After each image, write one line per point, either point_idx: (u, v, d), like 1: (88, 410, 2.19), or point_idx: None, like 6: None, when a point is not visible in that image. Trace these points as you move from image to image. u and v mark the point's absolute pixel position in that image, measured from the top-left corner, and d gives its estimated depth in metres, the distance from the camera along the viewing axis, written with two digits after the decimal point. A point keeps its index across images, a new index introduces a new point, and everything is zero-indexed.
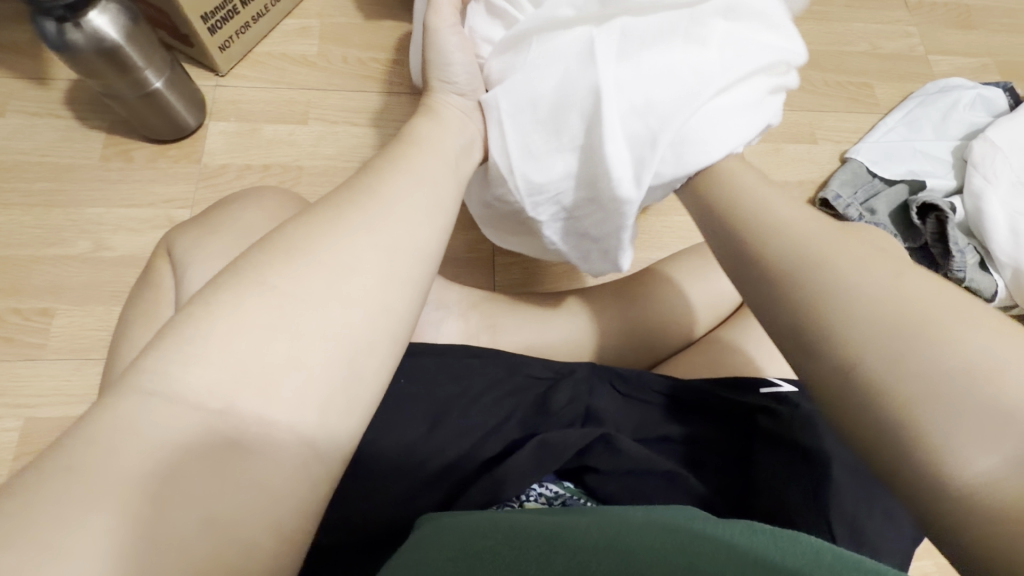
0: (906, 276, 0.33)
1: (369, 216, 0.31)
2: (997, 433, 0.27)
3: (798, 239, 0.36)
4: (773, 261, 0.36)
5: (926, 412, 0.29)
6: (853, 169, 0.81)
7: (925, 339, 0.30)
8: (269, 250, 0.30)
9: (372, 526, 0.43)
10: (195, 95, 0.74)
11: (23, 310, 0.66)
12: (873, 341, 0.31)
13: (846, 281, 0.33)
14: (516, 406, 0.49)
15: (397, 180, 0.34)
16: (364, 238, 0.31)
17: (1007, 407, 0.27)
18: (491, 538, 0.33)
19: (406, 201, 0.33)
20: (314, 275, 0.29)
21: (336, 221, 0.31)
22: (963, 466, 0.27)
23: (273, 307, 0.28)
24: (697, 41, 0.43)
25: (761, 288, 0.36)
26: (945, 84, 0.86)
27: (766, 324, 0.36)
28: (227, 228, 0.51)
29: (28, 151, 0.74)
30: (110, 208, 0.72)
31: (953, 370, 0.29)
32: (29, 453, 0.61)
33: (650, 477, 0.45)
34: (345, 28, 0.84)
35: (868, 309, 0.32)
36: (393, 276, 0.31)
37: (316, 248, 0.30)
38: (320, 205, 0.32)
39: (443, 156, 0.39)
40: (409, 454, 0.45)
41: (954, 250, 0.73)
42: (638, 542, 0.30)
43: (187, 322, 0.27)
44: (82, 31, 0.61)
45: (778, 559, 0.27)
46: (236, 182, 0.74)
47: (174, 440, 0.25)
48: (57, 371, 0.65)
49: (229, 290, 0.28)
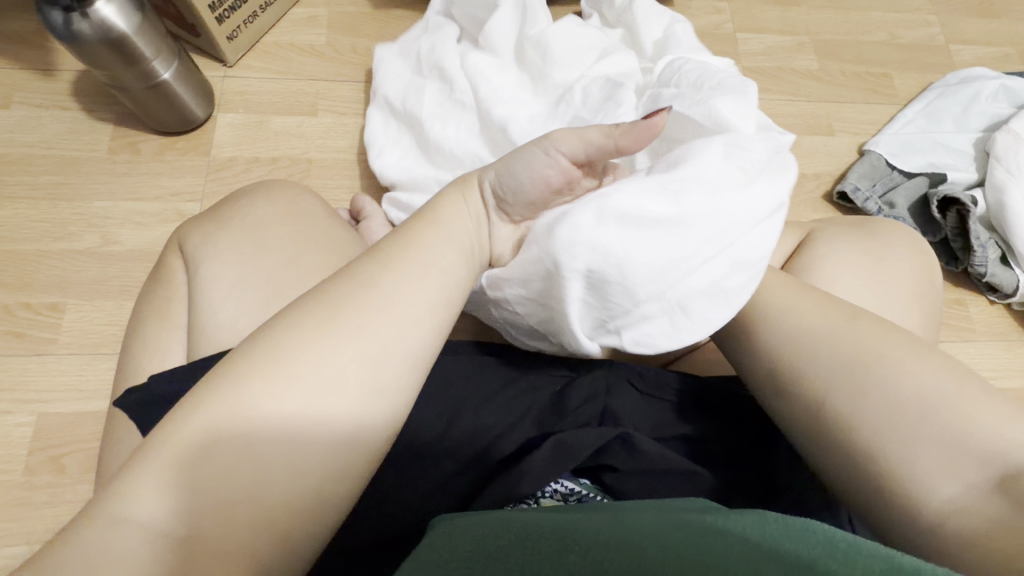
0: (861, 317, 0.42)
1: (361, 330, 0.34)
2: (953, 458, 0.34)
3: (771, 290, 0.45)
4: (747, 311, 0.45)
5: (892, 438, 0.36)
6: (871, 162, 0.79)
7: (881, 373, 0.38)
8: (259, 357, 0.33)
9: (389, 528, 0.43)
10: (203, 86, 0.73)
11: (33, 305, 0.66)
12: (835, 383, 0.39)
13: (807, 332, 0.42)
14: (530, 405, 0.49)
15: (392, 280, 0.36)
16: (340, 325, 0.34)
17: (959, 435, 0.34)
18: (505, 538, 0.32)
19: (401, 303, 0.36)
20: (285, 363, 0.32)
21: (323, 330, 0.33)
22: (935, 492, 0.34)
23: (265, 429, 0.31)
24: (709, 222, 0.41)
25: (743, 338, 0.45)
26: (966, 74, 0.84)
27: (747, 373, 0.44)
28: (238, 223, 0.50)
29: (33, 143, 0.73)
30: (117, 201, 0.71)
31: (908, 403, 0.36)
32: (41, 449, 0.61)
33: (668, 478, 0.44)
34: (354, 18, 0.83)
35: (837, 353, 0.40)
36: (371, 351, 0.34)
37: (299, 357, 0.33)
38: (310, 303, 0.35)
39: (450, 245, 0.40)
40: (425, 451, 0.45)
41: (975, 245, 0.72)
42: (654, 542, 0.29)
43: (181, 430, 0.31)
44: (89, 20, 0.60)
45: (792, 550, 0.27)
46: (245, 176, 0.73)
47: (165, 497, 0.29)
48: (67, 365, 0.64)
49: (232, 378, 0.32)
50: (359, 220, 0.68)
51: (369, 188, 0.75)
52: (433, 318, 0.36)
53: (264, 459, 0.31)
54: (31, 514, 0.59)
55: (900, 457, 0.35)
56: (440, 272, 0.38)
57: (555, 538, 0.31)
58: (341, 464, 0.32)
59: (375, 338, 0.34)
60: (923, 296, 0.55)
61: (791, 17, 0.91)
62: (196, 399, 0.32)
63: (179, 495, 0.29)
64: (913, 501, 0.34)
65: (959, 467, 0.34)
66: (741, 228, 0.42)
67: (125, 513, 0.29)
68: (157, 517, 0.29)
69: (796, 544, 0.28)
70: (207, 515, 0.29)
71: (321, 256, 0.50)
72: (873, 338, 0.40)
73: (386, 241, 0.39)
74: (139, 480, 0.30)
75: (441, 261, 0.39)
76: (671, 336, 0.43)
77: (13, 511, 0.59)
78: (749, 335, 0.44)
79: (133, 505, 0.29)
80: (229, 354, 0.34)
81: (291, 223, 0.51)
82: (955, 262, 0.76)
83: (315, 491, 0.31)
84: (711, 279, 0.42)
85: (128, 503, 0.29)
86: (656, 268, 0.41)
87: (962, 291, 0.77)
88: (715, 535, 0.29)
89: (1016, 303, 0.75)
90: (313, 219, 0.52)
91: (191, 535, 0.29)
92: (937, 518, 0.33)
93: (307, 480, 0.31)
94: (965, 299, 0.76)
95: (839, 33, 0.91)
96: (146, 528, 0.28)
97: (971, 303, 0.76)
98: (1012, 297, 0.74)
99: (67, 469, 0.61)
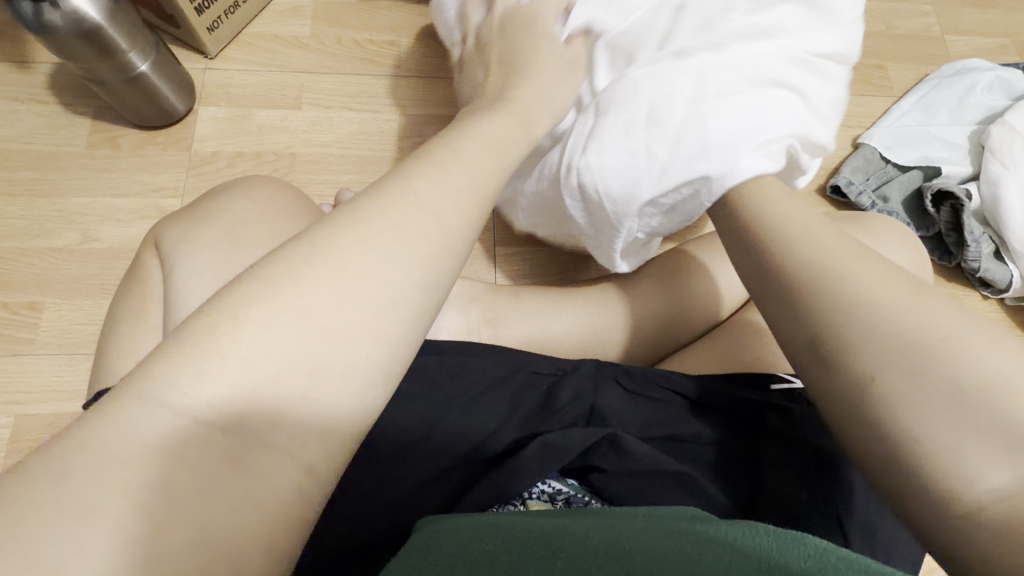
0: (928, 293, 0.36)
1: (405, 232, 0.30)
2: (1008, 452, 0.29)
3: (822, 249, 0.38)
4: (791, 271, 0.38)
5: (939, 425, 0.31)
6: (865, 155, 0.78)
7: (943, 354, 0.32)
8: (305, 250, 0.29)
9: (370, 533, 0.42)
10: (183, 79, 0.71)
11: (11, 304, 0.65)
12: (888, 356, 0.33)
13: (868, 293, 0.36)
14: (518, 404, 0.48)
15: (437, 188, 0.31)
16: (381, 233, 0.29)
17: (1016, 424, 0.30)
18: (492, 543, 0.31)
19: (444, 208, 0.31)
20: (317, 280, 0.27)
21: (374, 226, 0.29)
22: (979, 484, 0.29)
23: (296, 326, 0.27)
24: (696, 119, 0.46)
25: (782, 301, 0.38)
26: (962, 65, 0.83)
27: (785, 337, 0.38)
28: (215, 220, 0.49)
29: (11, 138, 0.71)
30: (97, 198, 0.70)
31: (970, 386, 0.31)
32: (19, 451, 0.60)
33: (657, 478, 0.43)
34: (339, 9, 0.81)
35: (896, 321, 0.34)
36: (401, 293, 0.29)
37: (346, 254, 0.28)
38: (367, 196, 0.31)
39: (491, 162, 0.35)
40: (407, 451, 0.44)
41: (969, 240, 0.72)
42: (632, 546, 0.29)
43: (213, 322, 0.26)
44: (59, 11, 0.58)
45: (781, 561, 0.27)
46: (227, 171, 0.72)
47: (160, 448, 0.24)
48: (46, 366, 0.63)
49: (249, 299, 0.27)
50: None
51: (354, 183, 0.73)
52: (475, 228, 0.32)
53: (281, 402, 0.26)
54: None
55: (948, 442, 0.31)
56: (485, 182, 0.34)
57: (546, 537, 0.31)
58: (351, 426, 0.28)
59: (417, 244, 0.30)
60: None
61: None
62: (226, 295, 0.27)
63: (206, 391, 0.25)
64: (949, 484, 0.30)
65: (1013, 455, 0.29)
66: (727, 142, 0.45)
67: (153, 403, 0.25)
68: (190, 410, 0.25)
69: (786, 556, 0.27)
70: (242, 414, 0.26)
71: None
72: (940, 315, 0.34)
73: (437, 145, 0.35)
74: (165, 369, 0.25)
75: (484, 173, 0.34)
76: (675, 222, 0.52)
77: None
78: (783, 294, 0.38)
79: (160, 398, 0.25)
80: (262, 258, 0.29)
81: (272, 221, 0.50)
82: (949, 256, 0.75)
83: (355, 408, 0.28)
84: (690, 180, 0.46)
85: (153, 395, 0.25)
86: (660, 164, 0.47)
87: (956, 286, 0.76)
88: (704, 544, 0.29)
89: (1009, 298, 0.74)
90: (294, 216, 0.51)
91: (221, 437, 0.25)
92: (977, 510, 0.29)
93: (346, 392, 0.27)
94: (958, 294, 0.76)
95: None
96: (178, 423, 0.25)
97: (964, 298, 0.76)
98: (1006, 292, 0.73)
99: None
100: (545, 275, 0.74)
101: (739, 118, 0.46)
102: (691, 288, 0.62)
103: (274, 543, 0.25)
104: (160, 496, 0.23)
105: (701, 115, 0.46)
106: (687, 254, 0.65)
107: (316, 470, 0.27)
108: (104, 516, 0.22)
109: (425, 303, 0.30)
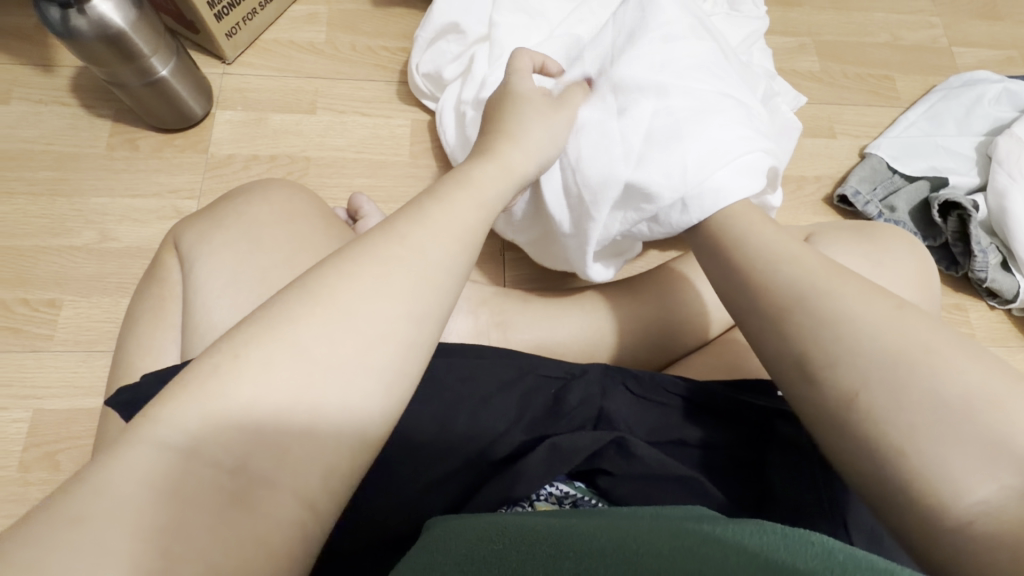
0: (907, 309, 0.37)
1: (392, 268, 0.32)
2: (992, 464, 0.31)
3: (805, 272, 0.40)
4: (773, 299, 0.40)
5: (924, 443, 0.32)
6: (872, 165, 0.79)
7: (927, 371, 0.34)
8: (298, 296, 0.31)
9: (382, 531, 0.43)
10: (202, 84, 0.73)
11: (30, 301, 0.66)
12: (874, 370, 0.34)
13: (852, 314, 0.37)
14: (527, 407, 0.49)
15: (425, 235, 0.34)
16: (376, 273, 0.32)
17: (1000, 438, 0.31)
18: (502, 542, 0.32)
19: (433, 253, 0.34)
20: (314, 319, 0.30)
21: (362, 267, 0.32)
22: (968, 497, 0.30)
23: (291, 361, 0.29)
24: (676, 140, 0.53)
25: (768, 329, 0.40)
26: (969, 77, 0.84)
27: (767, 360, 0.40)
28: (233, 221, 0.50)
29: (32, 139, 0.73)
30: (115, 198, 0.71)
31: (952, 399, 0.33)
32: (36, 445, 0.61)
33: (663, 483, 0.44)
34: (353, 16, 0.82)
35: (877, 343, 0.35)
36: (398, 325, 0.31)
37: (340, 299, 0.31)
38: (360, 243, 0.34)
39: (473, 210, 0.38)
40: (417, 452, 0.45)
41: (976, 250, 0.72)
42: (648, 545, 0.29)
43: (210, 366, 0.29)
44: (86, 17, 0.60)
45: (787, 563, 0.26)
46: (242, 173, 0.73)
47: (164, 482, 0.26)
48: (64, 362, 0.64)
49: (251, 340, 0.29)
50: (356, 219, 0.67)
51: (366, 186, 0.74)
52: (461, 269, 0.35)
53: (282, 433, 0.28)
54: (22, 512, 0.58)
55: (935, 457, 0.32)
56: (473, 228, 0.37)
57: (555, 535, 0.32)
58: (351, 449, 0.29)
59: (406, 276, 0.32)
60: (921, 301, 0.55)
61: (794, 19, 0.90)
62: (232, 337, 0.30)
63: (209, 432, 0.27)
64: (933, 500, 0.31)
65: (997, 466, 0.30)
66: (692, 152, 0.52)
67: (156, 444, 0.27)
68: (192, 448, 0.27)
69: (792, 558, 0.27)
70: (237, 448, 0.27)
71: (316, 255, 0.50)
72: (922, 334, 0.35)
73: (421, 199, 0.37)
74: (169, 412, 0.27)
75: (471, 223, 0.37)
76: (663, 229, 0.55)
77: (7, 508, 0.59)
78: (769, 319, 0.40)
79: (165, 439, 0.27)
80: (263, 303, 0.31)
81: (289, 222, 0.51)
82: (955, 267, 0.75)
83: (349, 437, 0.29)
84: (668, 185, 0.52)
85: (158, 436, 0.27)
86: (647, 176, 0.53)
87: (962, 296, 0.76)
88: (710, 545, 0.28)
89: (1016, 308, 0.75)
90: (310, 218, 0.52)
91: (221, 474, 0.27)
92: (967, 523, 0.30)
93: (342, 422, 0.29)
94: (964, 304, 0.76)
95: (842, 35, 0.90)
96: (179, 461, 0.26)
97: (970, 308, 0.76)
98: (1013, 302, 0.74)
99: (62, 466, 0.61)
100: (553, 280, 0.75)
101: (711, 141, 0.53)
102: (695, 295, 0.63)
103: (273, 552, 0.26)
104: (161, 530, 0.24)
105: (670, 129, 0.53)
106: (690, 263, 0.66)
107: (316, 504, 0.28)
108: (110, 550, 0.23)
109: (417, 336, 0.32)
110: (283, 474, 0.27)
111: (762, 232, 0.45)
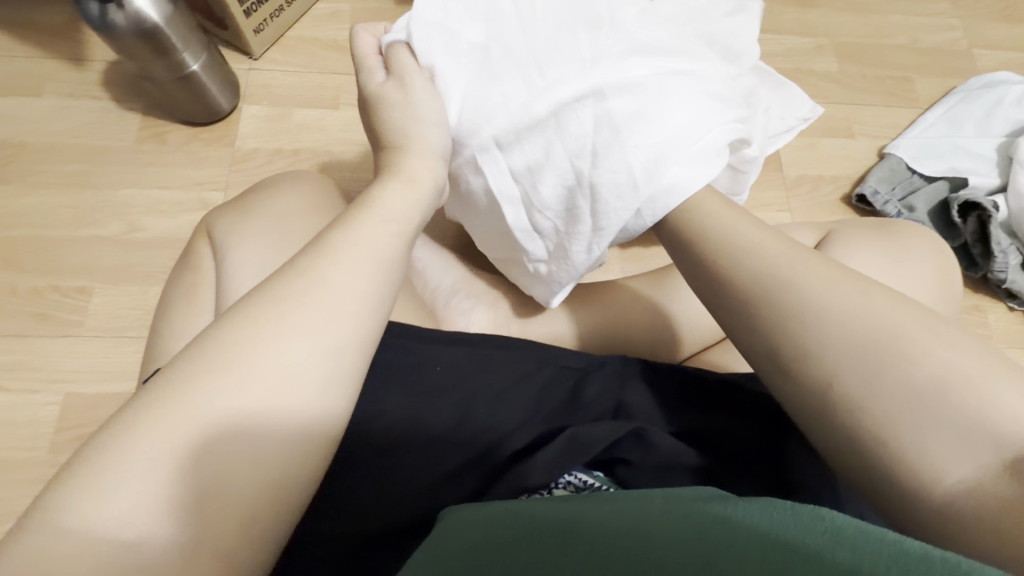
0: (873, 293, 0.36)
1: (290, 320, 0.33)
2: (966, 446, 0.31)
3: (767, 259, 0.38)
4: (745, 284, 0.38)
5: (900, 426, 0.33)
6: (890, 166, 0.79)
7: (894, 358, 0.34)
8: (191, 361, 0.32)
9: (408, 517, 0.44)
10: (229, 79, 0.74)
11: (60, 288, 0.68)
12: (846, 362, 0.35)
13: (818, 298, 0.36)
14: (546, 398, 0.49)
15: (341, 275, 0.35)
16: (278, 322, 0.32)
17: (975, 421, 0.31)
18: (503, 545, 0.30)
19: (337, 287, 0.34)
20: (205, 383, 0.31)
21: (262, 322, 0.33)
22: (943, 476, 0.31)
23: (190, 421, 0.30)
24: (615, 148, 0.46)
25: (742, 312, 0.38)
26: (989, 79, 0.83)
27: (743, 350, 0.39)
28: (261, 212, 0.51)
29: (63, 132, 0.75)
30: (142, 190, 0.73)
31: (925, 387, 0.33)
32: (67, 427, 0.63)
33: (680, 473, 0.45)
34: (376, 14, 0.84)
35: (843, 329, 0.35)
36: (309, 364, 0.32)
37: (238, 356, 0.32)
38: (250, 299, 0.34)
39: (398, 232, 0.38)
40: (439, 440, 0.46)
41: (996, 251, 0.72)
42: (658, 529, 0.27)
43: (110, 441, 0.29)
44: (124, 12, 0.62)
45: (802, 539, 0.24)
46: (266, 167, 0.74)
47: (72, 555, 0.26)
48: (93, 348, 0.66)
49: (150, 406, 0.30)
50: None
51: None
52: (373, 298, 0.35)
53: (189, 494, 0.29)
54: None
55: (914, 441, 0.32)
56: (384, 257, 0.37)
57: (560, 530, 0.29)
58: (272, 490, 0.31)
59: (308, 322, 0.33)
60: (942, 299, 0.55)
61: (813, 20, 0.91)
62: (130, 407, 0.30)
63: (107, 503, 0.28)
64: (927, 489, 0.32)
65: (974, 449, 0.31)
66: (635, 150, 0.45)
67: (63, 526, 0.27)
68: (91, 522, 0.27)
69: (803, 533, 0.25)
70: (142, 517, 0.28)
71: None
72: (887, 318, 0.35)
73: (332, 230, 0.37)
74: (93, 488, 0.28)
75: (388, 248, 0.37)
76: (629, 235, 0.49)
77: (39, 488, 0.60)
78: (740, 308, 0.38)
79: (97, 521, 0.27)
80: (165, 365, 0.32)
81: (316, 213, 0.52)
82: (974, 268, 0.75)
83: (298, 440, 0.32)
84: (617, 195, 0.46)
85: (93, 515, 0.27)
86: (596, 194, 0.47)
87: (980, 298, 0.76)
88: (722, 525, 0.26)
89: None
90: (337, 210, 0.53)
91: (130, 543, 0.28)
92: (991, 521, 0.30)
93: (278, 430, 0.32)
94: (984, 305, 0.76)
95: (860, 37, 0.90)
96: (81, 535, 0.27)
97: (989, 310, 0.76)
98: None
99: None
100: None
101: (654, 133, 0.45)
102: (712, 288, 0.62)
103: None
104: None
105: (605, 136, 0.46)
106: None
107: (240, 544, 0.30)
108: None
109: (326, 373, 0.33)
110: (195, 534, 0.29)
111: (722, 216, 0.42)
